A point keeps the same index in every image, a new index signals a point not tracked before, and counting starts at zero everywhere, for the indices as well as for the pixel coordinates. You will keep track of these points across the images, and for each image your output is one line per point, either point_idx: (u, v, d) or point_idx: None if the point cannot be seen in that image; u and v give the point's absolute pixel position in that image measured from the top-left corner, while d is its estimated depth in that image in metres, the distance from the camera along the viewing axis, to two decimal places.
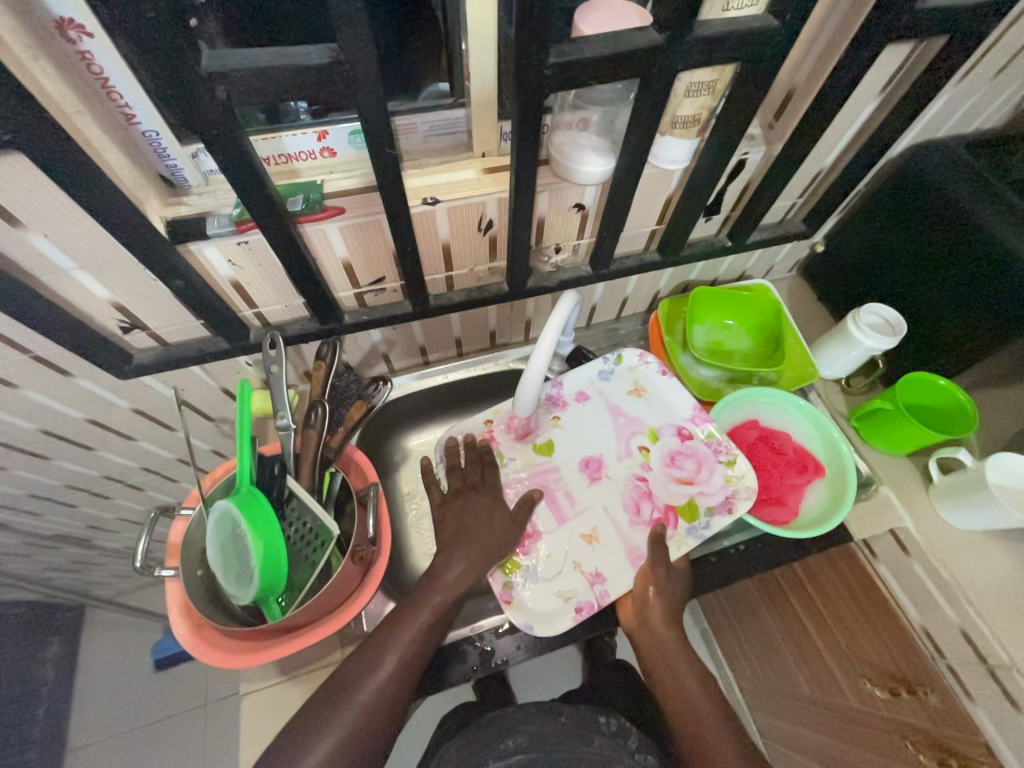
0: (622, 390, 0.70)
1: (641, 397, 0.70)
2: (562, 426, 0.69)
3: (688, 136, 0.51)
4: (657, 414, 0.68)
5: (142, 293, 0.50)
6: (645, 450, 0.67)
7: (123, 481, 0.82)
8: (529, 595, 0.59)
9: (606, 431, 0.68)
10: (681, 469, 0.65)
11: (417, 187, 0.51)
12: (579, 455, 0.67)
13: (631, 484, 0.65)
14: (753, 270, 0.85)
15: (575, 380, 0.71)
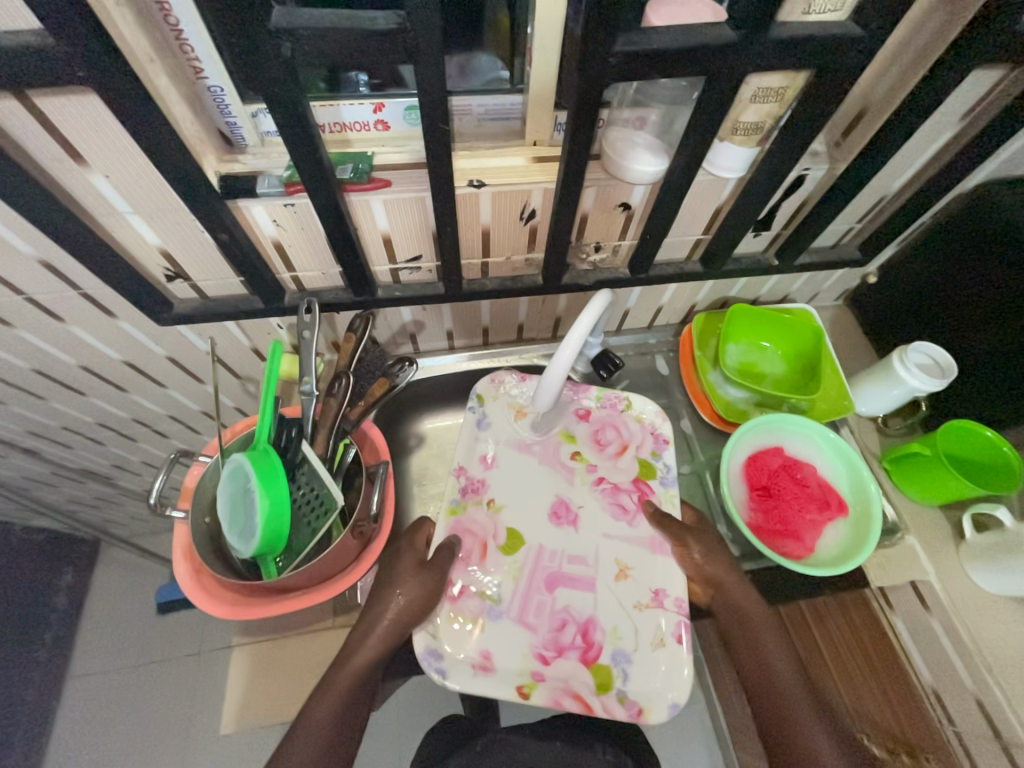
0: (510, 423, 0.67)
1: (528, 415, 0.67)
2: (503, 508, 0.61)
3: (748, 144, 0.49)
4: (554, 418, 0.67)
5: (188, 244, 0.51)
6: (578, 455, 0.65)
7: (150, 426, 0.85)
8: (635, 681, 0.53)
9: (539, 470, 0.64)
10: (611, 443, 0.66)
11: (465, 169, 0.51)
12: (545, 516, 0.61)
13: (600, 495, 0.63)
14: (797, 294, 0.81)
15: (473, 451, 0.64)
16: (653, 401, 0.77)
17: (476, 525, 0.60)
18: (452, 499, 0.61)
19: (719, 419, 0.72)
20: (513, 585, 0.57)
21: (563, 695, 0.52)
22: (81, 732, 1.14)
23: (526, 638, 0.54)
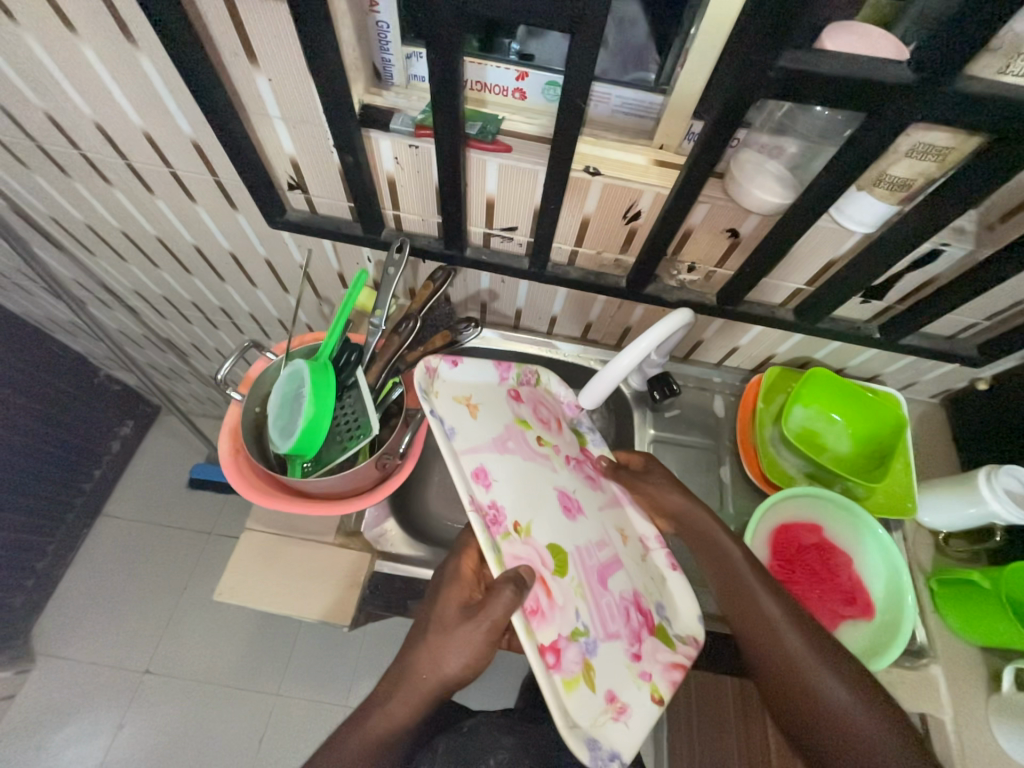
0: (468, 423, 0.54)
1: (478, 406, 0.55)
2: (533, 527, 0.51)
3: (889, 199, 0.45)
4: (500, 406, 0.57)
5: (316, 159, 0.56)
6: (541, 440, 0.58)
7: (233, 318, 0.93)
8: (677, 621, 0.55)
9: (525, 469, 0.54)
10: (550, 421, 0.61)
11: (586, 154, 0.51)
12: (559, 514, 0.53)
13: (575, 471, 0.59)
14: (889, 377, 0.75)
15: (462, 470, 0.50)
16: (698, 439, 0.75)
17: (524, 556, 0.48)
18: (490, 549, 0.47)
19: (762, 478, 0.69)
20: (584, 604, 0.50)
21: (665, 674, 0.50)
22: (101, 564, 1.29)
23: (617, 646, 0.50)
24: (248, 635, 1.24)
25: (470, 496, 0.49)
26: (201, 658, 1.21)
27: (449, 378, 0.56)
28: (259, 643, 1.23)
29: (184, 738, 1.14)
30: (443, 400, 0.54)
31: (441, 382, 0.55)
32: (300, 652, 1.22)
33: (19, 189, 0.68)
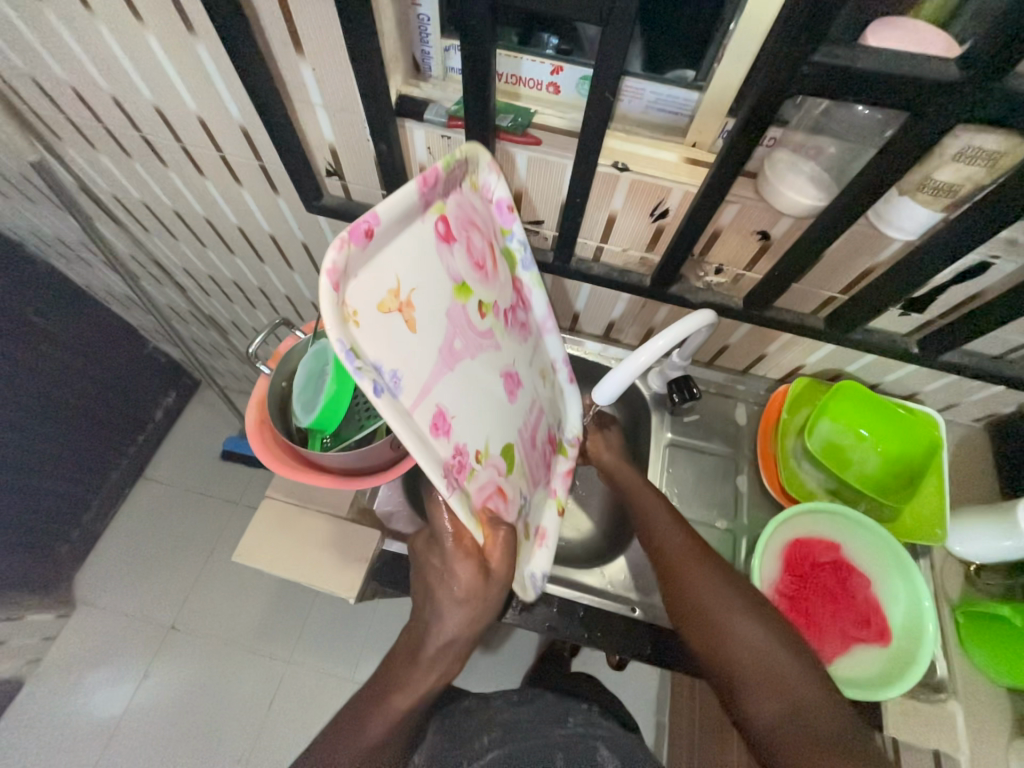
0: (407, 335, 0.38)
1: (415, 299, 0.39)
2: (489, 446, 0.46)
3: (932, 206, 0.43)
4: (434, 279, 0.40)
5: (354, 148, 0.58)
6: (480, 305, 0.46)
7: (270, 299, 0.98)
8: (569, 428, 0.65)
9: (471, 368, 0.45)
10: (486, 258, 0.47)
11: (615, 149, 0.51)
12: (501, 398, 0.49)
13: (512, 327, 0.51)
14: (928, 396, 0.71)
15: (419, 428, 0.39)
16: (717, 446, 0.73)
17: (489, 486, 0.47)
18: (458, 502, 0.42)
19: (781, 490, 0.67)
20: (524, 480, 0.53)
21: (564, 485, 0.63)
22: (140, 523, 1.38)
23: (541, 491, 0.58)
24: (267, 602, 1.29)
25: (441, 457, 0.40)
26: (222, 620, 1.28)
27: (362, 286, 0.35)
28: (276, 610, 1.29)
29: (202, 692, 1.21)
30: (369, 336, 0.35)
31: (356, 305, 0.34)
32: (314, 623, 1.27)
33: (86, 167, 0.74)
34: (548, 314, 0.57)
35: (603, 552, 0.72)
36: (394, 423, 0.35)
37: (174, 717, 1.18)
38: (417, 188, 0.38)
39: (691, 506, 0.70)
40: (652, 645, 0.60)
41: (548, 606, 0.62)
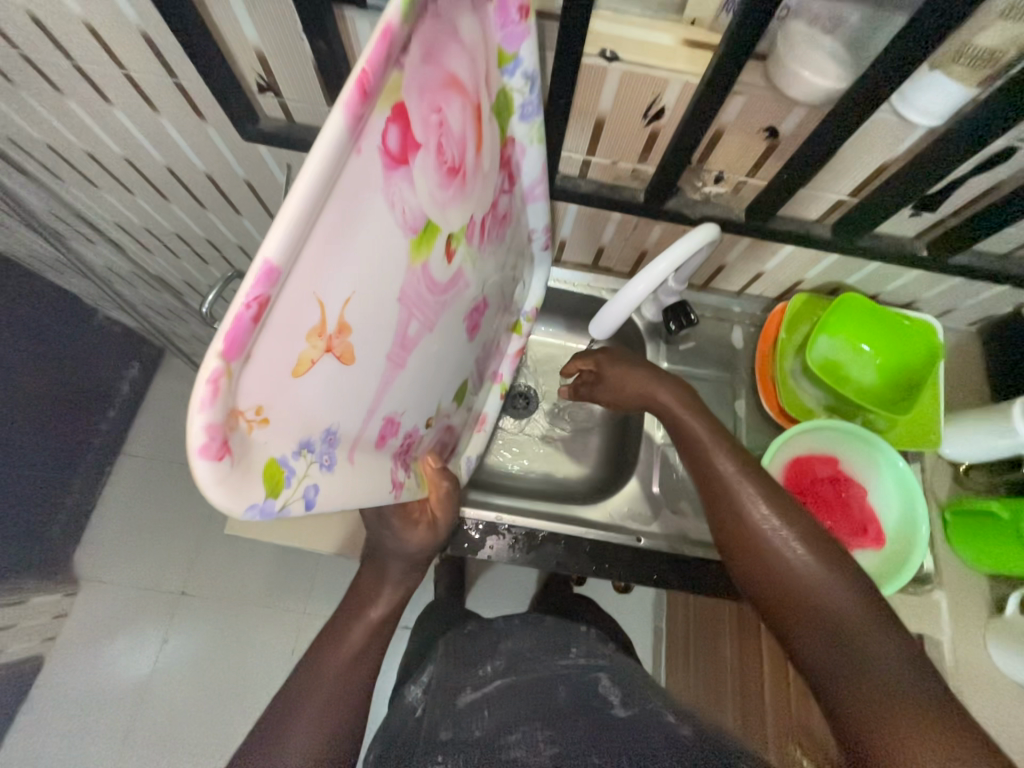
0: (343, 372, 0.31)
1: (349, 321, 0.29)
2: (432, 407, 0.49)
3: (965, 81, 0.38)
4: (378, 263, 0.30)
5: (286, 52, 0.48)
6: (447, 239, 0.37)
7: (221, 251, 0.88)
8: (530, 301, 0.66)
9: (426, 337, 0.40)
10: (459, 156, 0.35)
11: (601, 33, 0.43)
12: (459, 332, 0.47)
13: (484, 227, 0.43)
14: (926, 303, 0.69)
15: (371, 445, 0.39)
16: (713, 371, 0.71)
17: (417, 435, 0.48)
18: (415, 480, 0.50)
19: (780, 411, 0.66)
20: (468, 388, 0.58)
21: (514, 357, 0.67)
22: (130, 498, 1.35)
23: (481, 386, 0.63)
24: (273, 560, 1.31)
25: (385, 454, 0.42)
26: (231, 582, 1.29)
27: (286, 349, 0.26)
28: (284, 568, 1.31)
29: (224, 649, 1.25)
30: (286, 421, 0.28)
31: (273, 397, 0.26)
32: (322, 575, 1.30)
33: None
34: (539, 178, 0.49)
35: (604, 487, 0.72)
36: (334, 493, 0.33)
37: (200, 672, 1.23)
38: (350, 125, 0.23)
39: None
40: (659, 571, 0.61)
41: (556, 545, 0.62)
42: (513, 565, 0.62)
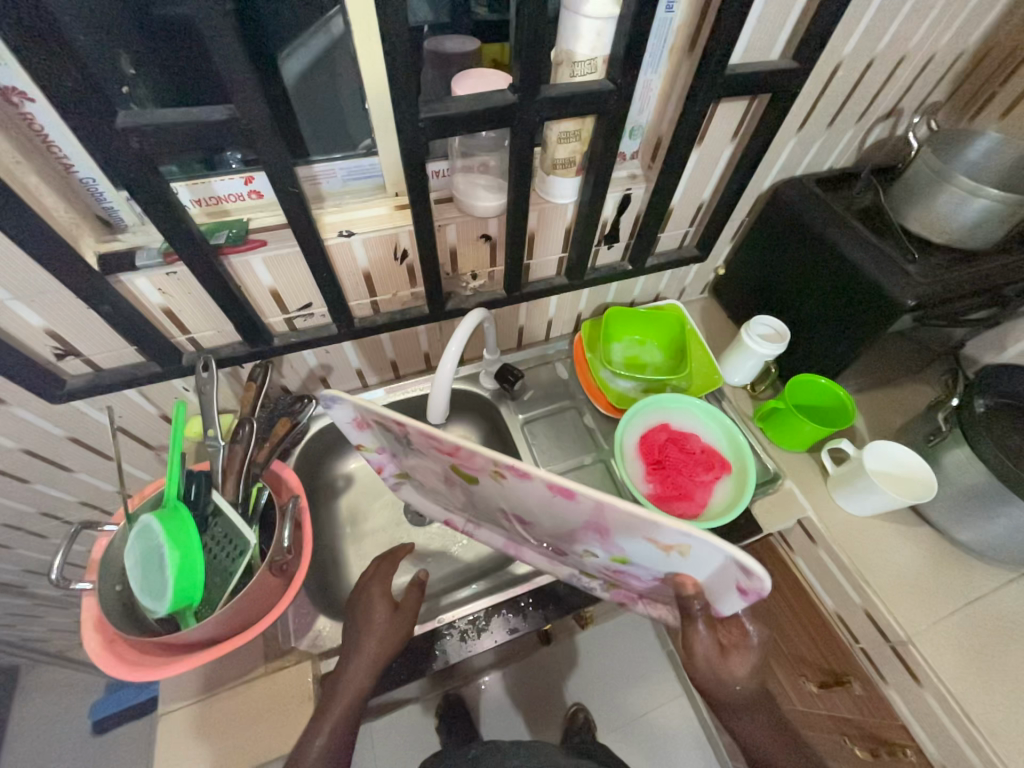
0: (652, 550, 0.45)
1: (638, 553, 0.47)
2: (540, 509, 0.49)
3: (568, 175, 0.59)
4: (660, 563, 0.47)
5: (75, 320, 0.54)
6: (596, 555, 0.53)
7: (62, 519, 0.82)
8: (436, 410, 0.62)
9: (553, 518, 0.49)
10: (617, 569, 0.54)
11: (334, 223, 0.58)
12: (515, 508, 0.54)
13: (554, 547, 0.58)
14: (666, 292, 0.94)
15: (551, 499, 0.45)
16: (557, 404, 0.85)
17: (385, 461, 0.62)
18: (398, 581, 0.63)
19: (614, 408, 0.82)
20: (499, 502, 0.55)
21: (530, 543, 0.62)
22: None
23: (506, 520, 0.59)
24: None
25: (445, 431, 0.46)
26: None
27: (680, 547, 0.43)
28: None
29: None
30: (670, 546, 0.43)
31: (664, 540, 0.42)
32: None
33: None
34: (456, 337, 0.58)
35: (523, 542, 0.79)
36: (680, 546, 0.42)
37: None
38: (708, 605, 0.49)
39: (563, 460, 0.80)
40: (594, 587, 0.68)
41: (500, 614, 0.66)
42: (473, 652, 0.64)
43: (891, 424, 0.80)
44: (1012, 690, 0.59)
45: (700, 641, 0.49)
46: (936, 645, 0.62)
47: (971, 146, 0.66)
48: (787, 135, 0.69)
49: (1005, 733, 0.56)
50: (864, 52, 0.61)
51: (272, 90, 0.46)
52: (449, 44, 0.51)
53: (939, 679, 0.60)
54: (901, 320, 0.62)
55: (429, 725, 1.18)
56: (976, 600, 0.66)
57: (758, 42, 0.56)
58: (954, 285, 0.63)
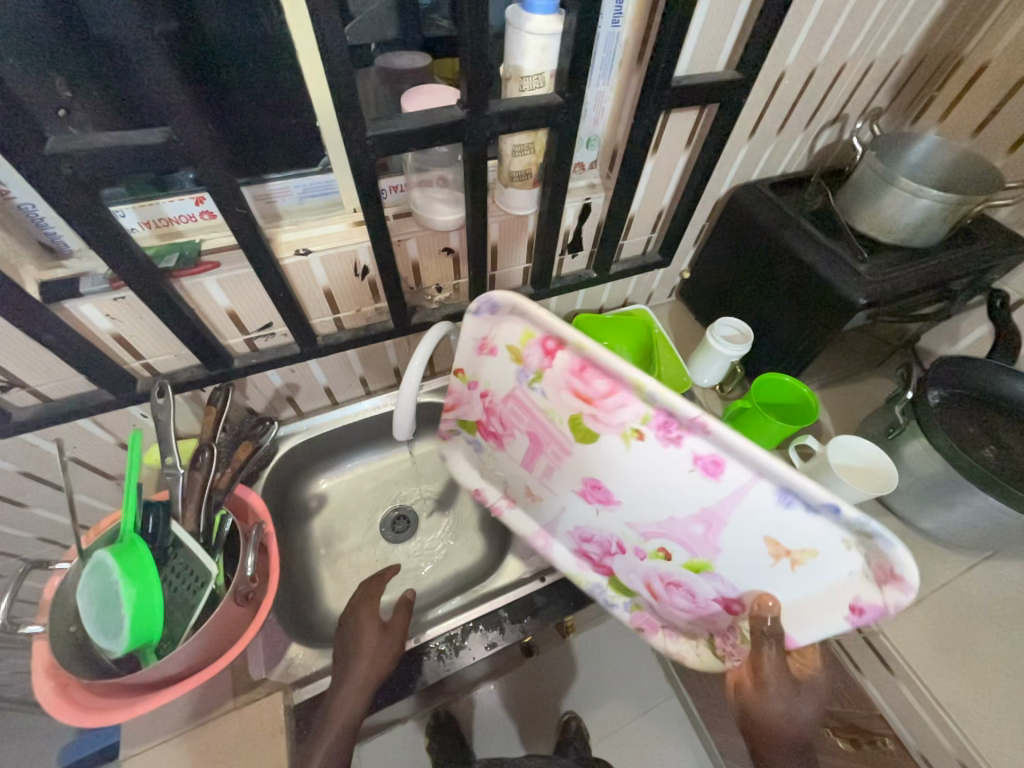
0: (763, 563, 0.47)
1: (722, 561, 0.50)
2: (639, 479, 0.50)
3: (526, 187, 0.60)
4: (740, 572, 0.49)
5: (17, 351, 0.52)
6: (661, 554, 0.54)
7: (17, 557, 0.78)
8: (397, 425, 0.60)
9: (652, 489, 0.50)
10: (664, 583, 0.56)
11: (291, 241, 0.57)
12: (590, 474, 0.54)
13: (611, 536, 0.58)
14: (634, 297, 0.95)
15: (735, 473, 0.45)
16: None
17: (464, 399, 0.64)
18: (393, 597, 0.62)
19: None
20: (578, 461, 0.55)
21: (585, 536, 0.61)
22: None
23: (570, 498, 0.59)
24: None
25: (625, 365, 0.47)
26: None
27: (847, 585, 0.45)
28: None
29: None
30: (817, 568, 0.46)
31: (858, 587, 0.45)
32: None
33: None
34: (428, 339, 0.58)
35: (501, 553, 0.79)
36: (837, 571, 0.45)
37: None
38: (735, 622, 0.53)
39: None
40: (572, 596, 0.68)
41: (478, 629, 0.65)
42: (452, 670, 0.63)
43: (855, 418, 0.82)
44: (978, 673, 0.61)
45: (771, 664, 0.49)
46: (905, 634, 0.64)
47: (913, 147, 0.69)
48: (738, 142, 0.71)
49: (974, 717, 0.58)
50: (805, 62, 0.64)
51: (215, 110, 0.45)
52: (398, 60, 0.51)
53: (910, 666, 0.61)
54: (853, 317, 0.64)
55: (418, 744, 1.16)
56: (941, 588, 0.67)
57: (702, 55, 0.57)
58: (902, 283, 0.65)
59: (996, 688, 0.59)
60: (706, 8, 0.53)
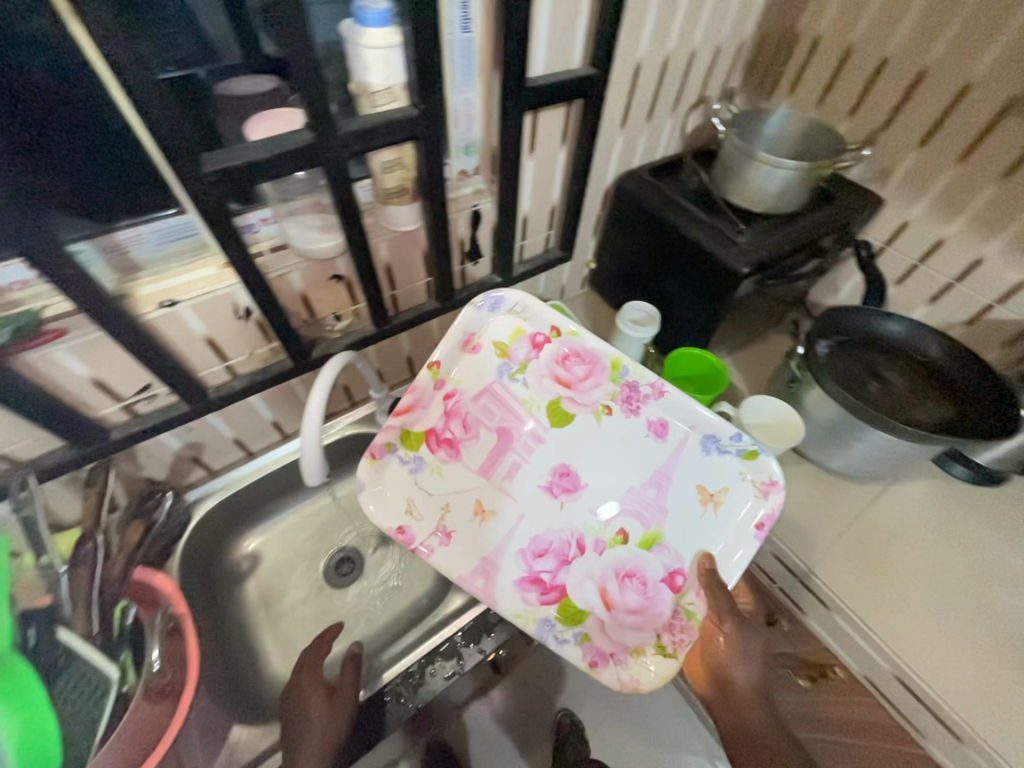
0: (697, 512, 0.57)
1: (672, 524, 0.57)
2: (597, 452, 0.60)
3: (405, 203, 0.58)
4: (688, 534, 0.56)
5: None
6: (619, 538, 0.57)
7: None
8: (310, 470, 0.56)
9: (616, 451, 0.60)
10: (621, 580, 0.55)
11: (152, 294, 0.52)
12: (559, 459, 0.60)
13: (564, 536, 0.57)
14: (547, 294, 0.96)
15: (676, 433, 0.59)
16: None
17: (418, 405, 0.61)
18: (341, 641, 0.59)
19: None
20: (544, 445, 0.60)
21: (527, 558, 0.56)
22: None
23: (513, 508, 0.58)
24: None
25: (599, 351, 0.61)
26: None
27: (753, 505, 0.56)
28: None
29: None
30: (728, 507, 0.57)
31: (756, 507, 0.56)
32: None
33: None
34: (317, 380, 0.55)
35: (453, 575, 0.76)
36: (739, 501, 0.57)
37: None
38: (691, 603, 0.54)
39: None
40: None
41: (436, 661, 0.63)
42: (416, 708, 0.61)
43: (763, 377, 0.88)
44: (898, 590, 0.66)
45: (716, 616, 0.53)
46: (833, 569, 0.69)
47: (766, 123, 0.74)
48: (612, 133, 0.73)
49: (901, 631, 0.63)
50: (657, 51, 0.66)
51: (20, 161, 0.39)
52: (237, 85, 0.48)
53: (842, 598, 0.66)
54: (740, 286, 0.68)
55: None
56: (858, 517, 0.73)
57: (557, 53, 0.58)
58: (776, 248, 0.70)
59: (913, 601, 0.65)
60: (549, 6, 0.53)
